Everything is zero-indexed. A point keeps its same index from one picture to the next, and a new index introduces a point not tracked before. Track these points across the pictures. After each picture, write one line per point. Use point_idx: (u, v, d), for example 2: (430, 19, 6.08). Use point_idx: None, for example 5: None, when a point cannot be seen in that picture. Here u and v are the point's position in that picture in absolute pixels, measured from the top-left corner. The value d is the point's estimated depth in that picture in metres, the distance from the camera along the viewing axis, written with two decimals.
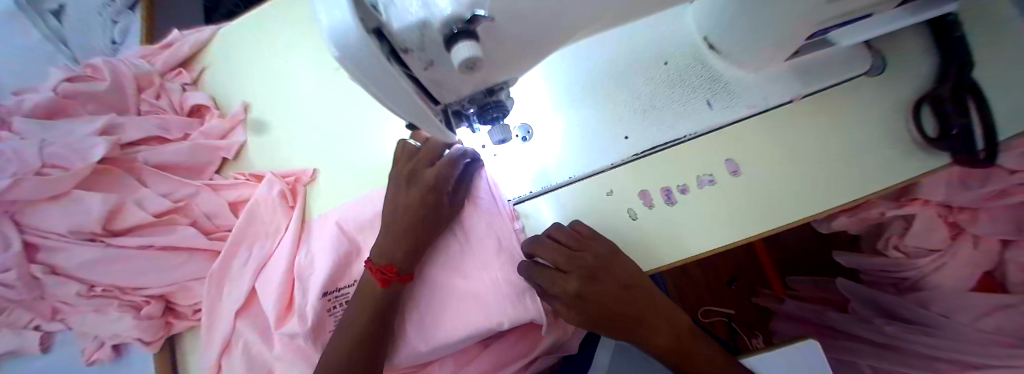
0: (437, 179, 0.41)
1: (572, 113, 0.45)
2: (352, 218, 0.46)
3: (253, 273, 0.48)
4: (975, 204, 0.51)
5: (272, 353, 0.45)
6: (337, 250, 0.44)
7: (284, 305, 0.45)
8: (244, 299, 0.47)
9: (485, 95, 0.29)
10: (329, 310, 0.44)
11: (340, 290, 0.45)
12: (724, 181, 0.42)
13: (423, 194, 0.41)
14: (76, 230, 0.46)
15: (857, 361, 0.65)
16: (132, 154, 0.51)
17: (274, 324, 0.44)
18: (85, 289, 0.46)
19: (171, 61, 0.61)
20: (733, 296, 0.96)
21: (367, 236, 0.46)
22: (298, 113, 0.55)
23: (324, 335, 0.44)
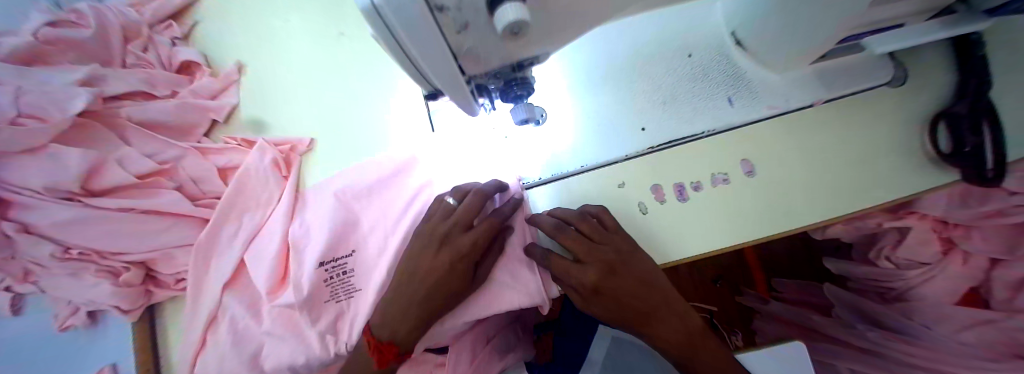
0: (473, 248, 0.35)
1: (589, 99, 0.43)
2: (350, 188, 0.44)
3: (243, 243, 0.45)
4: (972, 222, 0.52)
5: (260, 329, 0.44)
6: (336, 217, 0.42)
7: (279, 277, 0.43)
8: (233, 272, 0.45)
9: (512, 70, 0.28)
10: (327, 281, 0.42)
11: (334, 260, 0.42)
12: (738, 182, 0.41)
13: (451, 264, 0.35)
14: (51, 188, 0.42)
15: (834, 363, 0.67)
16: (115, 109, 0.48)
17: (268, 296, 0.42)
18: (60, 251, 0.43)
19: (160, 12, 0.56)
20: (717, 293, 0.97)
21: (367, 207, 0.44)
22: (295, 79, 0.52)
23: (319, 306, 0.42)
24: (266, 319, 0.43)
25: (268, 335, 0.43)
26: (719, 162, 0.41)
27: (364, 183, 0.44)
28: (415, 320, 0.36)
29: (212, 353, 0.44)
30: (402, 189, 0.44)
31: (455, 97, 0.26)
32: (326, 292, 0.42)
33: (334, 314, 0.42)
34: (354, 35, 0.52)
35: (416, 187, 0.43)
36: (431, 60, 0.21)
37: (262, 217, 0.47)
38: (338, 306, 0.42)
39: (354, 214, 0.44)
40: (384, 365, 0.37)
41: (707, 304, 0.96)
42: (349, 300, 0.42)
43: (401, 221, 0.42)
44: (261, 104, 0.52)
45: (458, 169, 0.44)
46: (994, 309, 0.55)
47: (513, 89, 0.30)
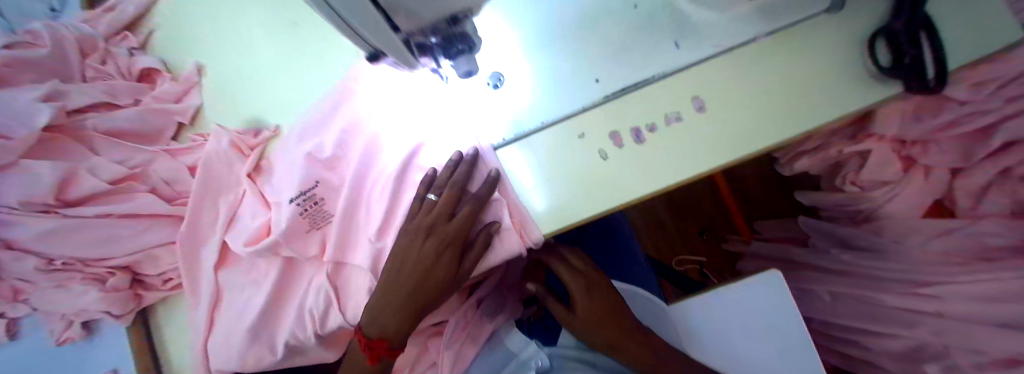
0: (453, 236, 0.40)
1: (540, 55, 0.44)
2: (308, 130, 0.47)
3: (222, 227, 0.48)
4: (926, 137, 0.53)
5: (256, 296, 0.47)
6: (302, 155, 0.45)
7: (258, 233, 0.45)
8: (219, 253, 0.48)
9: (449, 25, 0.29)
10: (302, 213, 0.44)
11: (303, 192, 0.44)
12: (692, 118, 0.41)
13: (427, 259, 0.41)
14: (26, 201, 0.43)
15: (810, 288, 0.74)
16: (80, 122, 0.48)
17: (247, 242, 0.44)
18: (43, 263, 0.44)
19: (115, 24, 0.56)
20: (705, 246, 1.00)
21: (323, 142, 0.46)
22: (253, 73, 0.52)
23: (303, 236, 0.45)
24: (260, 268, 0.48)
25: (271, 300, 0.47)
26: (671, 102, 0.42)
27: (317, 119, 0.47)
28: (400, 306, 0.42)
29: (212, 333, 0.48)
30: (343, 114, 0.47)
31: (390, 55, 0.28)
32: (305, 223, 0.44)
33: (320, 239, 0.46)
34: (303, 21, 0.51)
35: (355, 111, 0.46)
36: (356, 19, 0.22)
37: (235, 199, 0.49)
38: (321, 232, 0.45)
39: (315, 151, 0.46)
40: (375, 360, 0.45)
41: (694, 256, 1.00)
42: (329, 225, 0.46)
43: (364, 148, 0.44)
44: (223, 99, 0.52)
45: (403, 100, 0.45)
46: (958, 218, 0.58)
47: (454, 45, 0.30)
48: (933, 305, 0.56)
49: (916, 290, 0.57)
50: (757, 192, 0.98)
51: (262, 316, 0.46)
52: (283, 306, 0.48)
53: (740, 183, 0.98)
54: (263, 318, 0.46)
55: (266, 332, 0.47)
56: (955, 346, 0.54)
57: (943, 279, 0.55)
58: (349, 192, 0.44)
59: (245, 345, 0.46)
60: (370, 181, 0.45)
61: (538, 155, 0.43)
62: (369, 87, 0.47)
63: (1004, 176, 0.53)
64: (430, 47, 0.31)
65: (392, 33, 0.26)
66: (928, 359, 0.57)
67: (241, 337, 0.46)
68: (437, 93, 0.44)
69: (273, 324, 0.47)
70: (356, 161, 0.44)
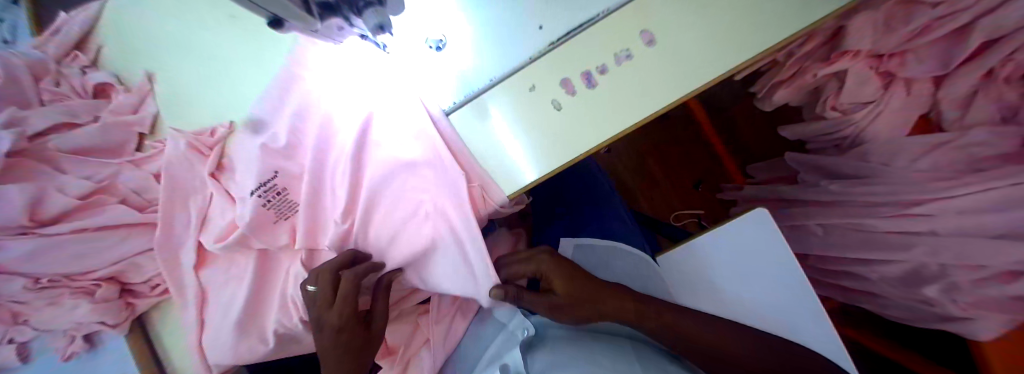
0: (343, 324, 0.45)
1: (480, 14, 0.43)
2: (261, 123, 0.48)
3: (196, 227, 0.51)
4: (900, 49, 0.50)
5: (240, 292, 0.50)
6: (258, 146, 0.47)
7: (228, 230, 0.49)
8: (197, 254, 0.51)
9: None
10: (266, 204, 0.47)
11: (263, 184, 0.47)
12: (642, 54, 0.39)
13: (348, 325, 0.45)
14: (4, 226, 0.45)
15: (802, 223, 0.69)
16: (43, 143, 0.49)
17: (215, 239, 0.49)
18: (30, 282, 0.47)
19: (63, 46, 0.57)
20: (701, 198, 1.01)
21: (277, 131, 0.47)
22: (205, 76, 0.52)
23: (271, 227, 0.48)
24: (240, 266, 0.51)
25: (255, 295, 0.50)
26: (619, 37, 0.39)
27: (266, 109, 0.48)
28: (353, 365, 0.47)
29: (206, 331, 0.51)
30: (291, 101, 0.47)
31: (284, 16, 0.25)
32: (271, 214, 0.47)
33: (288, 228, 0.49)
34: (239, 12, 0.50)
35: (302, 96, 0.46)
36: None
37: (204, 200, 0.51)
38: (289, 222, 0.49)
39: (270, 141, 0.47)
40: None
41: (692, 208, 1.02)
42: (295, 215, 0.48)
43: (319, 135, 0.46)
44: (184, 104, 0.54)
45: (348, 79, 0.45)
46: (947, 132, 0.54)
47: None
48: (926, 224, 0.53)
49: (909, 210, 0.54)
50: (748, 136, 0.94)
51: (247, 309, 0.49)
52: (269, 298, 0.51)
53: (730, 127, 0.95)
54: (248, 312, 0.50)
55: (255, 324, 0.50)
56: (951, 263, 0.51)
57: (930, 196, 0.52)
58: (311, 180, 0.46)
59: (235, 339, 0.49)
60: (330, 162, 0.46)
61: (486, 115, 0.43)
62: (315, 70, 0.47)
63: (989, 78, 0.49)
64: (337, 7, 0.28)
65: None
66: (930, 280, 0.53)
67: (228, 331, 0.49)
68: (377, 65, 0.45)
69: (262, 316, 0.51)
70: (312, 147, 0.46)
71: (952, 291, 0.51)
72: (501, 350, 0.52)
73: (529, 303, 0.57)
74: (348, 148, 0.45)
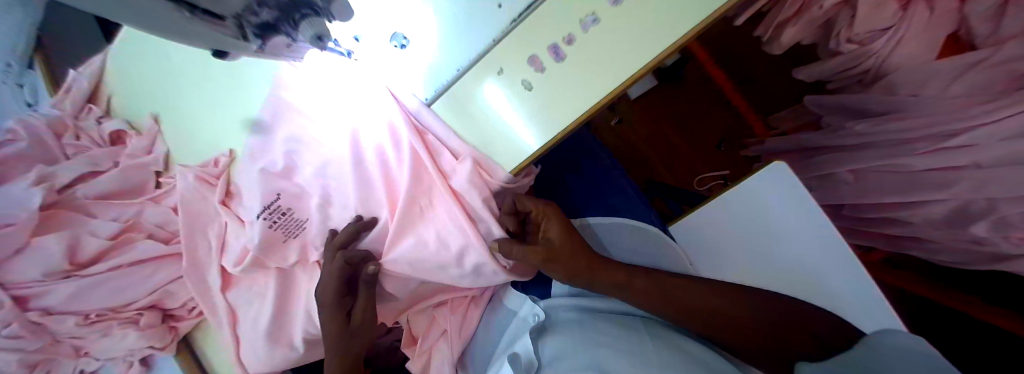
0: (328, 301, 0.47)
1: (440, 1, 0.41)
2: (259, 150, 0.50)
3: (217, 251, 0.54)
4: None
5: (264, 307, 0.53)
6: (258, 172, 0.49)
7: (240, 255, 0.51)
8: (221, 277, 0.54)
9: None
10: (272, 225, 0.49)
11: (268, 207, 0.49)
12: (609, 16, 0.36)
13: (333, 314, 0.48)
14: (49, 272, 0.49)
15: (829, 171, 0.60)
16: (71, 193, 0.53)
17: (234, 263, 0.52)
18: (81, 318, 0.52)
19: (76, 102, 0.62)
20: (725, 158, 0.86)
21: (271, 156, 0.49)
22: (199, 109, 0.55)
23: (281, 246, 0.50)
24: (267, 289, 0.53)
25: (281, 308, 0.53)
26: (583, 1, 0.37)
27: (261, 136, 0.49)
28: (337, 348, 0.50)
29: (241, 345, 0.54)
30: (281, 123, 0.48)
31: (214, 44, 0.27)
32: (280, 234, 0.49)
33: (298, 246, 0.51)
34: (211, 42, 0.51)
35: (291, 118, 0.48)
36: (142, 16, 0.22)
37: (219, 228, 0.54)
38: (297, 239, 0.50)
39: (269, 166, 0.49)
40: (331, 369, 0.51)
41: (714, 171, 0.87)
42: (304, 231, 0.50)
43: (313, 152, 0.47)
44: (187, 140, 0.57)
45: (329, 92, 0.46)
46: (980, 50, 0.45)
47: (294, 12, 0.29)
48: (967, 155, 0.44)
49: (944, 143, 0.45)
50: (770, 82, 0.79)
51: (272, 322, 0.52)
52: (292, 310, 0.53)
53: (750, 78, 0.82)
54: (274, 324, 0.52)
55: (283, 333, 0.53)
56: (1001, 196, 0.42)
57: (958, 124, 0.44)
58: (318, 194, 0.48)
59: (266, 348, 0.52)
60: (330, 178, 0.47)
61: (468, 105, 0.43)
62: (295, 88, 0.47)
63: None
64: (274, 24, 0.29)
65: (205, 21, 0.25)
66: (977, 218, 0.45)
67: (261, 341, 0.52)
68: (352, 76, 0.45)
69: (287, 327, 0.53)
70: (310, 168, 0.47)
71: (1004, 227, 0.43)
72: (515, 337, 0.51)
73: (538, 290, 0.56)
74: (345, 159, 0.46)
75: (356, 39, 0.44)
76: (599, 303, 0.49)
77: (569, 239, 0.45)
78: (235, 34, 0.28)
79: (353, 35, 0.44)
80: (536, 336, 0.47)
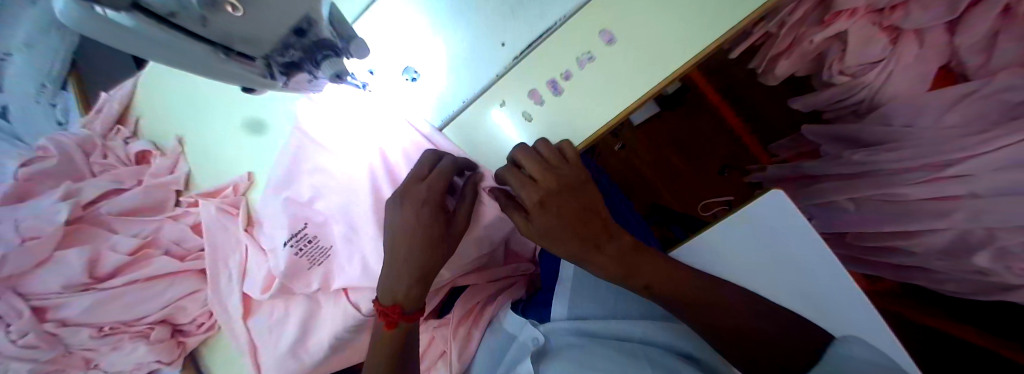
0: (427, 195, 0.42)
1: (446, 34, 0.45)
2: (281, 181, 0.52)
3: (239, 279, 0.56)
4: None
5: (274, 325, 0.55)
6: (283, 202, 0.52)
7: (267, 281, 0.54)
8: (242, 304, 0.56)
9: (298, 38, 0.30)
10: (298, 252, 0.51)
11: (296, 234, 0.51)
12: (603, 55, 0.39)
13: (431, 219, 0.43)
14: (69, 285, 0.52)
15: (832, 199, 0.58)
16: (95, 210, 0.56)
17: (261, 291, 0.53)
18: (95, 331, 0.53)
19: (106, 122, 0.67)
20: (729, 185, 0.82)
21: (291, 187, 0.52)
22: (222, 132, 0.58)
23: (305, 273, 0.52)
24: (281, 308, 0.55)
25: (294, 334, 0.53)
26: (581, 41, 0.40)
27: (283, 170, 0.52)
28: (422, 264, 0.43)
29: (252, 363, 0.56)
30: (305, 160, 0.51)
31: (246, 82, 0.30)
32: (305, 261, 0.51)
33: (321, 273, 0.51)
34: None
35: (314, 149, 0.51)
36: (181, 62, 0.24)
37: (241, 259, 0.56)
38: (321, 267, 0.51)
39: (294, 195, 0.52)
40: (393, 325, 0.44)
41: (718, 195, 0.84)
42: (328, 258, 0.51)
43: (332, 180, 0.50)
44: (210, 162, 0.61)
45: (347, 122, 0.50)
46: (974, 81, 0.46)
47: (317, 53, 0.32)
48: (962, 185, 0.44)
49: (941, 173, 0.45)
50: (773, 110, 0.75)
51: (282, 339, 0.53)
52: (310, 339, 0.53)
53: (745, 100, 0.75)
54: (281, 342, 0.54)
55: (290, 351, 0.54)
56: (999, 227, 0.42)
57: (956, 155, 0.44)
58: (335, 219, 0.50)
59: (274, 365, 0.54)
60: (349, 207, 0.49)
61: (472, 133, 0.46)
62: (314, 119, 0.51)
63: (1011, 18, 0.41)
64: (298, 63, 0.32)
65: (238, 62, 0.27)
66: (978, 248, 0.44)
67: (270, 356, 0.54)
68: (366, 107, 0.49)
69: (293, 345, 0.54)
70: (333, 199, 0.50)
71: (1006, 257, 0.42)
72: (515, 360, 0.51)
73: (537, 314, 0.56)
74: (363, 187, 0.49)
75: (371, 72, 0.47)
76: (599, 327, 0.49)
77: (577, 200, 0.40)
78: (263, 72, 0.30)
79: (368, 69, 0.47)
80: (536, 358, 0.47)
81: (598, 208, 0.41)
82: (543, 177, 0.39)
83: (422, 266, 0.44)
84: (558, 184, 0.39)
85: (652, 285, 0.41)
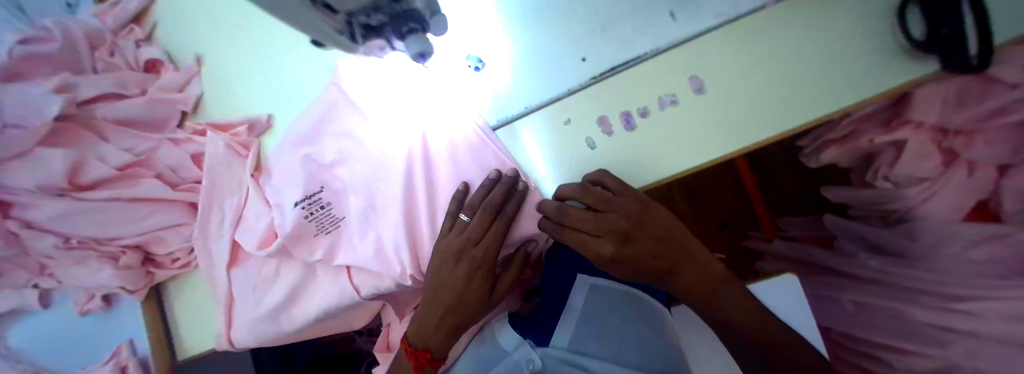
0: (478, 263, 0.44)
1: (524, 33, 0.42)
2: (305, 135, 0.49)
3: (231, 226, 0.52)
4: (971, 124, 0.35)
5: (262, 281, 0.51)
6: (303, 158, 0.48)
7: (268, 236, 0.50)
8: (230, 253, 0.52)
9: (390, 2, 0.27)
10: (308, 217, 0.47)
11: (309, 197, 0.48)
12: (687, 102, 0.38)
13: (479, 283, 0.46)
14: (44, 187, 0.47)
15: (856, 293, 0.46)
16: (91, 112, 0.51)
17: (258, 247, 0.49)
18: (61, 241, 0.50)
19: (121, 19, 0.61)
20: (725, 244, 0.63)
21: (316, 144, 0.48)
22: (255, 66, 0.54)
23: (310, 239, 0.48)
24: (270, 265, 0.51)
25: (280, 297, 0.50)
26: (665, 82, 0.39)
27: (308, 126, 0.48)
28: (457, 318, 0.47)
29: (227, 317, 0.52)
30: (337, 118, 0.47)
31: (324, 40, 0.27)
32: (312, 226, 0.48)
33: (326, 244, 0.48)
34: None
35: (351, 111, 0.47)
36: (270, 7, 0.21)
37: (238, 202, 0.52)
38: (327, 237, 0.48)
39: (316, 154, 0.48)
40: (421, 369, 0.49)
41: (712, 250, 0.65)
42: (337, 229, 0.48)
43: (361, 149, 0.47)
44: (224, 91, 0.56)
45: (390, 93, 0.46)
46: None
47: (402, 24, 0.28)
48: (963, 319, 0.37)
49: (953, 303, 0.38)
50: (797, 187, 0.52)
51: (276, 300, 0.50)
52: (297, 305, 0.50)
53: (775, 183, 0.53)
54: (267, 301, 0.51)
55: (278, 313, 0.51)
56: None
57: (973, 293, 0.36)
58: (356, 191, 0.46)
59: (252, 324, 0.50)
60: (377, 185, 0.46)
61: (526, 141, 0.43)
62: (357, 79, 0.47)
63: None
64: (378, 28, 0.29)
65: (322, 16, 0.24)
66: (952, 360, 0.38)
67: (247, 310, 0.51)
68: (421, 82, 0.45)
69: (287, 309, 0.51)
70: (361, 171, 0.46)
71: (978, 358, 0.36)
72: None
73: (535, 335, 0.52)
74: (393, 163, 0.45)
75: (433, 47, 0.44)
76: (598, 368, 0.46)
77: (648, 233, 0.42)
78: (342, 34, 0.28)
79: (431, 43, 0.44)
80: None
81: (665, 233, 0.42)
82: (610, 211, 0.40)
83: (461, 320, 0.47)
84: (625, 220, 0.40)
85: (723, 309, 0.44)
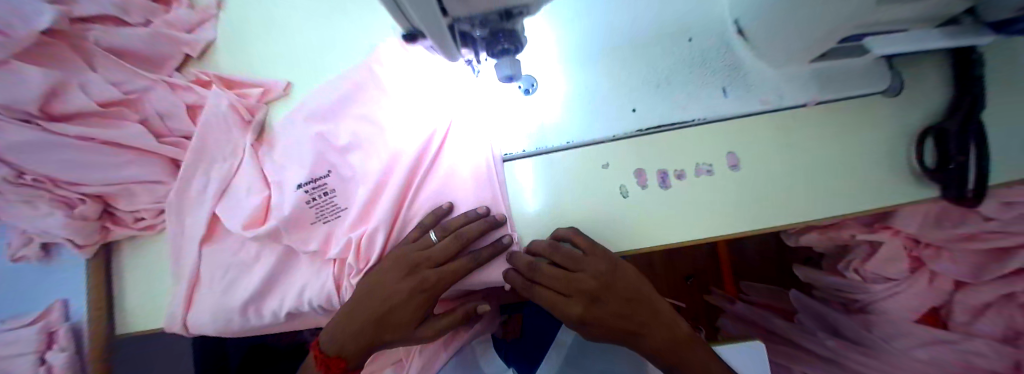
0: (423, 283, 0.41)
1: (581, 71, 0.42)
2: (326, 115, 0.46)
3: (215, 193, 0.47)
4: (943, 242, 0.51)
5: (237, 263, 0.47)
6: (315, 137, 0.45)
7: (260, 214, 0.45)
8: (208, 225, 0.47)
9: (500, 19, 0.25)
10: (309, 202, 0.44)
11: (314, 180, 0.44)
12: (721, 174, 0.40)
13: (415, 304, 0.42)
14: (9, 106, 0.41)
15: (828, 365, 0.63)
16: (82, 33, 0.45)
17: (245, 227, 0.44)
18: (12, 174, 0.43)
19: None
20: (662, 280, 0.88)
21: (335, 127, 0.45)
22: (287, 32, 0.51)
23: (306, 227, 0.44)
24: (251, 248, 0.47)
25: (256, 284, 0.45)
26: (705, 151, 0.40)
27: (330, 105, 0.46)
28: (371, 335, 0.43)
29: (187, 296, 0.46)
30: (365, 105, 0.46)
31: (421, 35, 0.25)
32: (312, 213, 0.44)
33: (323, 234, 0.44)
34: None
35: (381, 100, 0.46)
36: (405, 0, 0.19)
37: (230, 169, 0.47)
38: (326, 226, 0.44)
39: (331, 135, 0.45)
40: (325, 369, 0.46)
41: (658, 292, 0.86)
42: (338, 220, 0.45)
43: (382, 142, 0.44)
44: (244, 47, 0.52)
45: (427, 92, 0.45)
46: (951, 330, 0.56)
47: (500, 41, 0.27)
48: None
49: None
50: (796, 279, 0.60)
51: (251, 287, 0.45)
52: (273, 296, 0.46)
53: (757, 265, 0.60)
54: (240, 287, 0.46)
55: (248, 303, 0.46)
56: None
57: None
58: (367, 184, 0.43)
59: (218, 309, 0.46)
60: (388, 182, 0.43)
61: (559, 176, 0.42)
62: (395, 71, 0.46)
63: (1005, 299, 0.53)
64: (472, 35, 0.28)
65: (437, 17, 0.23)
66: None
67: (216, 292, 0.46)
68: (464, 91, 0.44)
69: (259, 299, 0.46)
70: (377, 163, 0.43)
71: None
72: None
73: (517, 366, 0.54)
74: (410, 161, 0.43)
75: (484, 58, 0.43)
76: None
77: (615, 294, 0.41)
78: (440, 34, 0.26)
79: None
80: None
81: (633, 295, 0.41)
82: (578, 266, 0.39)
83: (375, 337, 0.43)
84: (592, 278, 0.39)
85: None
